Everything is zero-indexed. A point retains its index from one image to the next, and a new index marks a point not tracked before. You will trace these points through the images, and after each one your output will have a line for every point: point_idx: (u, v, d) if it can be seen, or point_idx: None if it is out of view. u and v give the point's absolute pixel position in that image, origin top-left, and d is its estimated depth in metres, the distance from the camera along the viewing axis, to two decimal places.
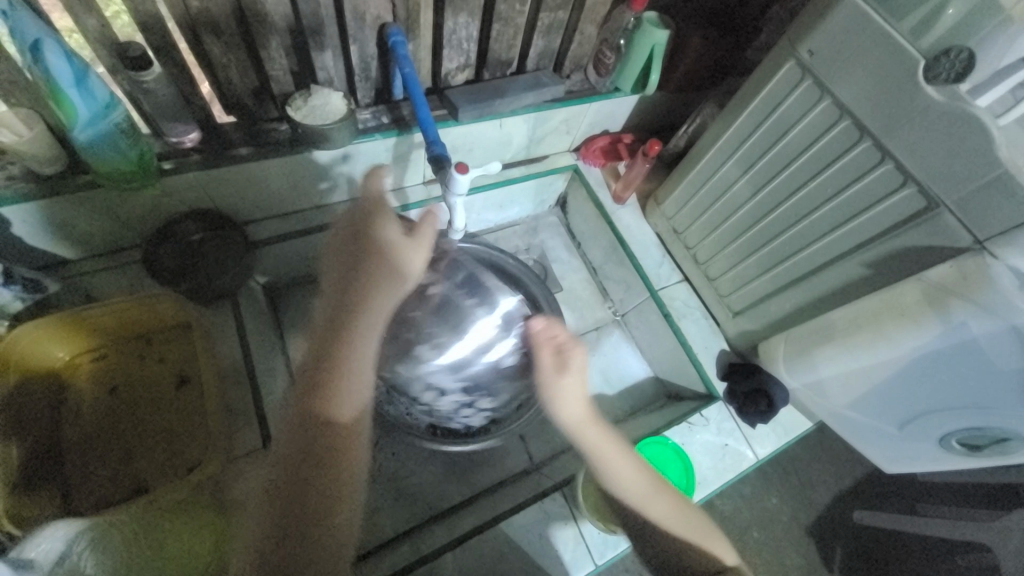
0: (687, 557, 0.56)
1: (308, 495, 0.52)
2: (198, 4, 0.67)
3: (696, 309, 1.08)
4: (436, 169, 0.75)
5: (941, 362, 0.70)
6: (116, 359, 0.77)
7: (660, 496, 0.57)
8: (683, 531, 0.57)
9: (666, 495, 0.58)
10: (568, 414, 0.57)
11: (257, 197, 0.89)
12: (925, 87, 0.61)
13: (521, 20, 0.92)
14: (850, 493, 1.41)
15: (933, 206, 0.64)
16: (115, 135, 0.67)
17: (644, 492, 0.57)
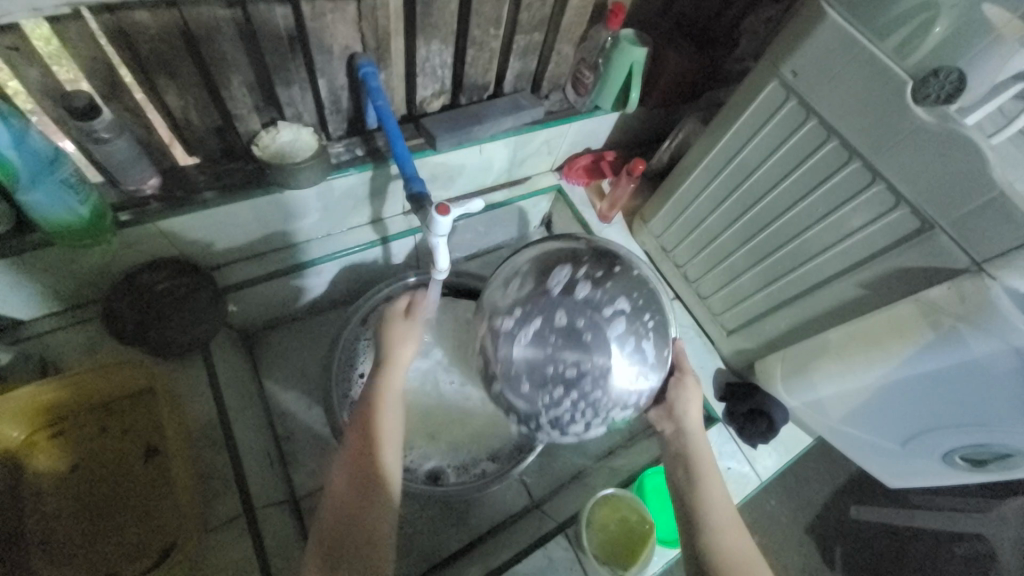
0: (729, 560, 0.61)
1: (353, 564, 0.55)
2: (149, 46, 0.62)
3: (689, 327, 1.06)
4: (415, 208, 0.71)
5: (942, 381, 0.69)
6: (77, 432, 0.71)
7: (728, 505, 0.66)
8: (732, 541, 0.63)
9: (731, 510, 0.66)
10: (687, 414, 0.73)
11: (227, 242, 0.84)
12: (914, 109, 0.60)
13: (496, 44, 0.89)
14: (847, 491, 1.41)
15: (926, 227, 0.63)
16: (64, 192, 0.61)
17: (717, 493, 0.67)
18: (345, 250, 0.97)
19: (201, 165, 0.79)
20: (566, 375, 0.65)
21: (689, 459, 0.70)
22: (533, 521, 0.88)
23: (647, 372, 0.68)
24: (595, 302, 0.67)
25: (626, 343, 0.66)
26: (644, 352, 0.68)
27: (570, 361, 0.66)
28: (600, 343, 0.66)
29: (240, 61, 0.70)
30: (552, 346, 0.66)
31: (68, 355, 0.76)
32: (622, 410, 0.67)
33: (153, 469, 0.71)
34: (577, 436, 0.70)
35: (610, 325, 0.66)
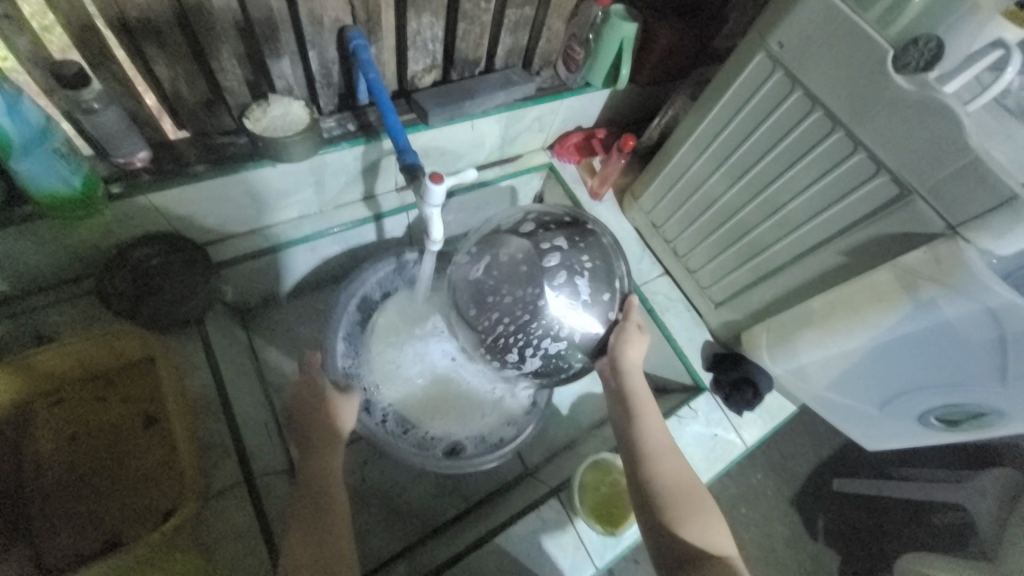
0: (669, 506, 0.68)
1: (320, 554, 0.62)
2: (138, 14, 0.62)
3: (679, 302, 1.09)
4: (409, 179, 0.72)
5: (916, 343, 0.72)
6: (76, 402, 0.72)
7: (668, 456, 0.73)
8: (672, 487, 0.70)
9: (670, 458, 0.73)
10: (631, 362, 0.77)
11: (221, 216, 0.84)
12: (895, 78, 0.62)
13: (487, 18, 0.89)
14: (828, 462, 1.46)
15: (905, 193, 0.65)
16: (56, 162, 0.61)
17: (657, 446, 0.73)
18: (338, 226, 0.97)
19: (191, 139, 0.78)
20: (505, 299, 0.74)
21: (628, 400, 0.76)
22: (528, 488, 0.91)
23: (578, 308, 0.73)
24: (534, 242, 0.74)
25: (559, 276, 0.72)
26: (576, 287, 0.72)
27: (506, 286, 0.74)
28: (533, 273, 0.73)
29: (230, 31, 0.69)
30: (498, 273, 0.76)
31: (61, 328, 0.76)
32: (553, 340, 0.73)
33: (152, 438, 0.72)
34: (515, 365, 0.78)
35: (543, 258, 0.73)
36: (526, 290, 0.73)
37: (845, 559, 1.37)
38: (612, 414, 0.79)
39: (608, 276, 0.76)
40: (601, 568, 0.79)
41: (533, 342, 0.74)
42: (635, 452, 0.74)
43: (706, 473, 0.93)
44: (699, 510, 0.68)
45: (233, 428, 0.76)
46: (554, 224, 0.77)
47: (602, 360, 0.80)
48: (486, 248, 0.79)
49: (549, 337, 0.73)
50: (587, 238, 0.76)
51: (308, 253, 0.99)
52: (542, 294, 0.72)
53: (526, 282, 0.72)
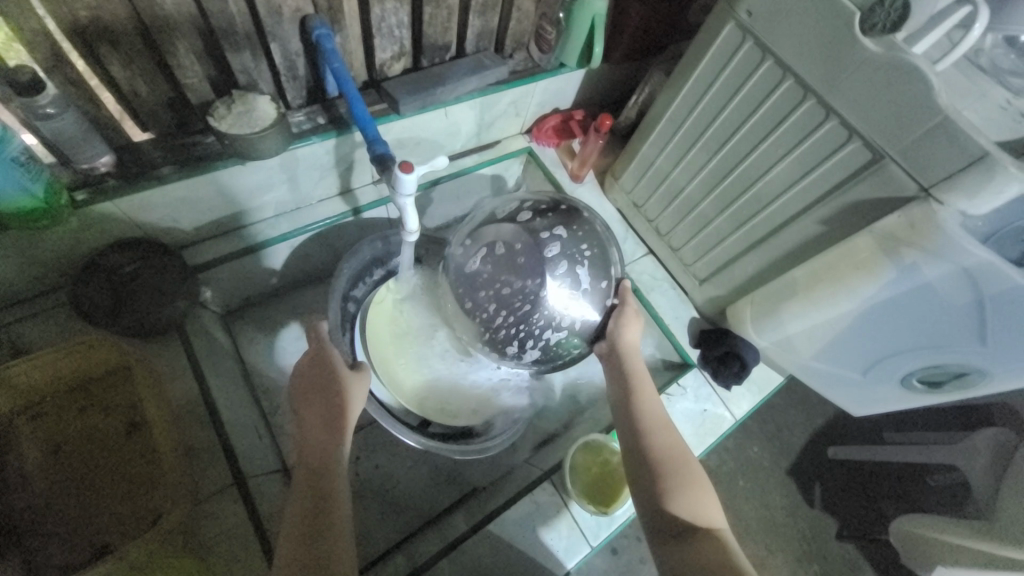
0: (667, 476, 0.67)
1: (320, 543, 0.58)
2: (86, 13, 0.60)
3: (664, 281, 1.09)
4: (380, 170, 0.70)
5: (897, 305, 0.73)
6: (57, 415, 0.71)
7: (667, 431, 0.73)
8: (671, 461, 0.69)
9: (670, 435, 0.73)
10: (626, 341, 0.79)
11: (193, 219, 0.83)
12: (863, 41, 0.61)
13: (453, 1, 0.87)
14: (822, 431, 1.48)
15: (878, 157, 0.65)
16: (15, 171, 0.60)
17: (655, 422, 0.74)
18: (316, 223, 0.96)
19: (156, 141, 0.76)
20: (505, 291, 0.74)
21: (626, 379, 0.78)
22: (522, 473, 0.91)
23: (577, 298, 0.75)
24: (533, 232, 0.74)
25: (561, 267, 0.73)
26: (576, 278, 0.74)
27: (507, 278, 0.73)
28: (534, 264, 0.72)
29: (185, 26, 0.67)
30: (493, 264, 0.75)
31: (38, 341, 0.75)
32: (554, 330, 0.74)
33: (138, 444, 0.71)
34: (515, 355, 0.79)
35: (544, 250, 0.73)
36: (525, 281, 0.72)
37: (843, 525, 1.39)
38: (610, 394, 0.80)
39: (606, 264, 0.77)
40: (597, 546, 0.80)
41: (535, 333, 0.75)
42: (630, 428, 0.74)
43: (697, 448, 0.94)
44: (699, 484, 0.67)
45: (219, 430, 0.76)
46: (549, 213, 0.77)
47: (600, 345, 0.82)
48: (481, 237, 0.78)
49: (550, 328, 0.74)
50: (583, 225, 0.77)
51: (287, 251, 0.97)
52: (545, 286, 0.72)
53: (526, 274, 0.72)
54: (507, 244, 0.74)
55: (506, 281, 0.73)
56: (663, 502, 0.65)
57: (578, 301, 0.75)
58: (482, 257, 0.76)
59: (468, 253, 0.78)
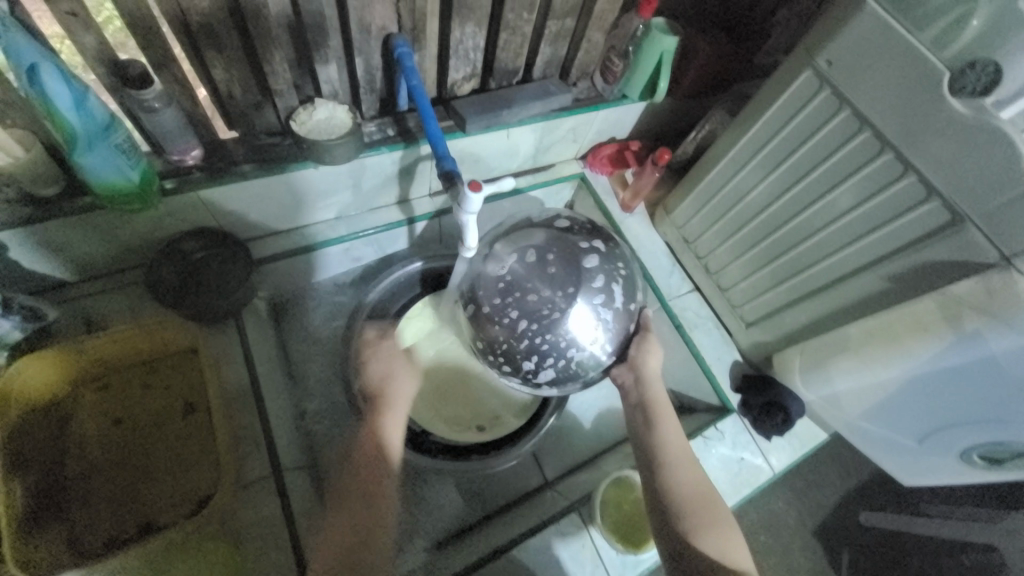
0: (687, 522, 0.66)
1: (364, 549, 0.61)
2: (199, 19, 0.64)
3: (708, 319, 1.07)
4: (447, 186, 0.73)
5: (967, 376, 0.69)
6: (122, 388, 0.74)
7: (692, 468, 0.71)
8: (697, 506, 0.68)
9: (696, 473, 0.71)
10: (648, 370, 0.76)
11: (264, 214, 0.87)
12: (950, 102, 0.59)
13: (528, 29, 0.90)
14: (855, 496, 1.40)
15: (957, 219, 0.63)
16: (118, 156, 0.64)
17: (682, 457, 0.72)
18: (372, 229, 1.00)
19: (240, 139, 0.81)
20: (533, 299, 0.69)
21: (649, 412, 0.75)
22: (547, 500, 0.90)
23: (605, 317, 0.70)
24: (573, 243, 0.71)
25: (596, 282, 0.69)
26: (608, 298, 0.70)
27: (538, 285, 0.69)
28: (570, 274, 0.69)
29: (282, 36, 0.72)
30: (525, 269, 0.71)
31: (111, 314, 0.79)
32: (578, 350, 0.69)
33: (189, 426, 0.74)
34: (530, 371, 0.72)
35: (580, 260, 0.70)
36: (554, 291, 0.68)
37: None
38: (630, 422, 0.77)
39: (634, 290, 0.74)
40: None
41: (557, 350, 0.68)
42: (653, 467, 0.72)
43: (732, 498, 0.91)
44: (725, 533, 0.66)
45: (264, 423, 0.78)
46: (587, 227, 0.76)
47: (620, 371, 0.76)
48: (511, 240, 0.73)
49: (573, 345, 0.69)
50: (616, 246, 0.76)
51: (344, 263, 1.03)
52: (576, 299, 0.68)
53: (557, 282, 0.68)
54: (543, 251, 0.71)
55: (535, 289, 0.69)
56: (689, 549, 0.64)
57: (606, 321, 0.70)
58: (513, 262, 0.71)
59: (493, 256, 0.74)
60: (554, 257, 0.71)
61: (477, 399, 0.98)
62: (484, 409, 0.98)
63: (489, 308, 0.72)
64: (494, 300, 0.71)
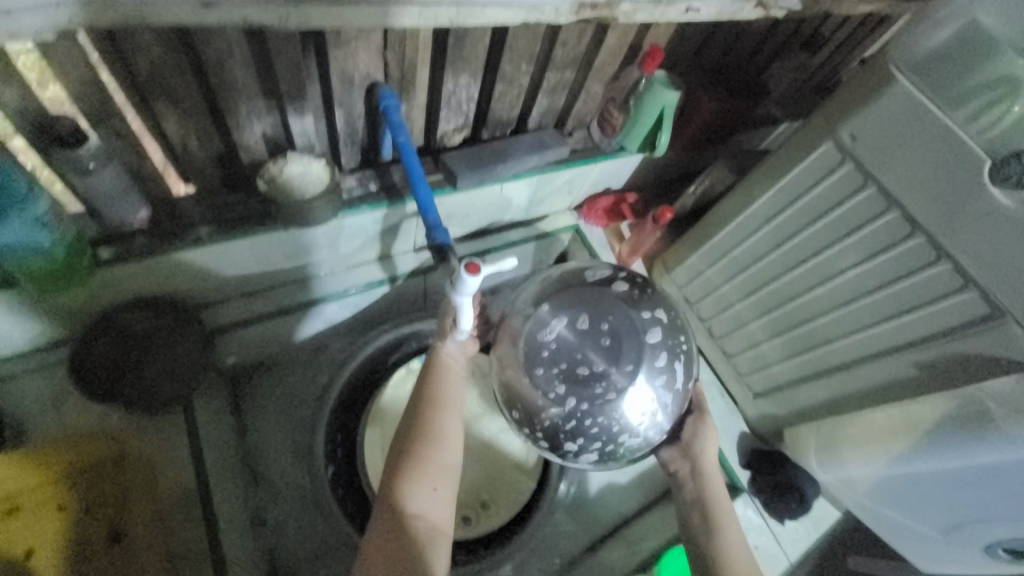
0: None
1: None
2: (150, 69, 0.55)
3: (711, 385, 1.00)
4: (439, 260, 0.65)
5: (1004, 477, 0.63)
6: (31, 512, 0.60)
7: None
8: None
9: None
10: (707, 457, 0.71)
11: (222, 281, 0.75)
12: (991, 190, 0.55)
13: (526, 80, 0.83)
14: None
15: (997, 313, 0.58)
16: (40, 230, 0.53)
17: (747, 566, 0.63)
18: (349, 290, 0.89)
19: (197, 197, 0.70)
20: (588, 372, 0.62)
21: (707, 506, 0.68)
22: None
23: (665, 400, 0.63)
24: (634, 314, 0.65)
25: (656, 361, 0.63)
26: (669, 378, 0.64)
27: (595, 357, 0.62)
28: (630, 349, 0.63)
29: (251, 87, 0.62)
30: (579, 338, 0.64)
31: (32, 409, 0.67)
32: (631, 435, 0.62)
33: (117, 554, 0.61)
34: (574, 452, 0.64)
35: (643, 334, 0.64)
36: (610, 367, 0.62)
37: None
38: (683, 518, 0.70)
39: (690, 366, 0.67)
40: None
41: (607, 433, 0.62)
42: (712, 572, 0.64)
43: None
44: None
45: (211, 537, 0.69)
46: (645, 289, 0.69)
47: (672, 453, 0.73)
48: (563, 304, 0.66)
49: (625, 428, 0.62)
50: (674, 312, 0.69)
51: (322, 325, 0.91)
52: (634, 378, 0.62)
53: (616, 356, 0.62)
54: (601, 320, 0.64)
55: (591, 360, 0.63)
56: None
57: (664, 401, 0.64)
58: (565, 329, 0.64)
59: (540, 319, 0.66)
60: (613, 329, 0.64)
61: (467, 482, 0.87)
62: (472, 494, 0.87)
63: (531, 377, 0.63)
64: (540, 368, 0.63)
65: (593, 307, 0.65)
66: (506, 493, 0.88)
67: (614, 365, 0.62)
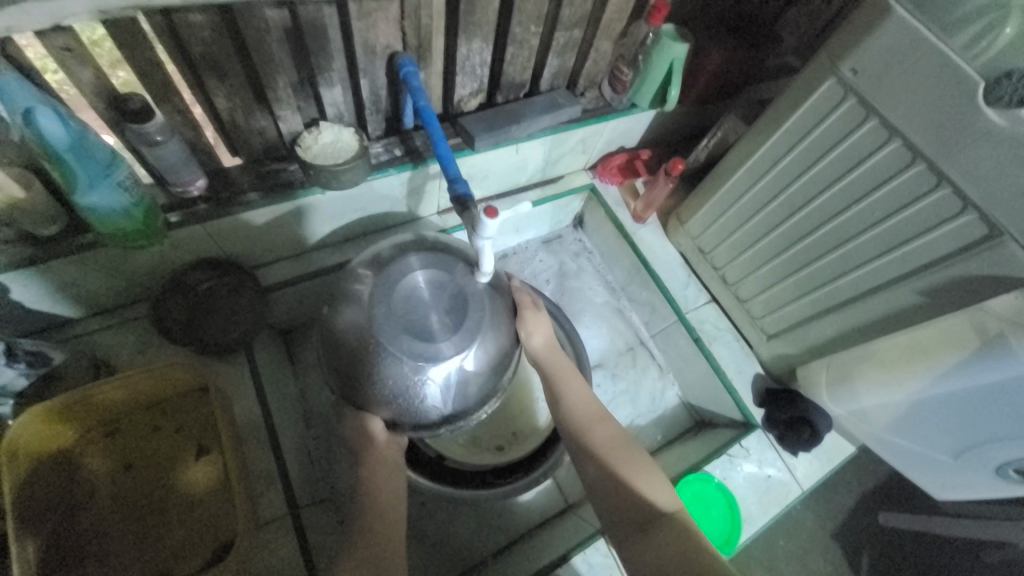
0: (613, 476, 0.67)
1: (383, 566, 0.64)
2: (201, 48, 0.62)
3: (727, 331, 1.05)
4: (459, 211, 0.70)
5: (1008, 393, 0.65)
6: (129, 433, 0.72)
7: (600, 425, 0.73)
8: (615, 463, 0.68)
9: (605, 428, 0.73)
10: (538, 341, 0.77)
11: (267, 241, 0.85)
12: (986, 112, 0.57)
13: (536, 41, 0.87)
14: (875, 494, 1.31)
15: (995, 233, 0.61)
16: (118, 195, 0.62)
17: (594, 418, 0.74)
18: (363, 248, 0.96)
19: (245, 166, 0.79)
20: (432, 339, 0.65)
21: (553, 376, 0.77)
22: (572, 525, 0.87)
23: (499, 339, 0.72)
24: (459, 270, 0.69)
25: (475, 318, 0.67)
26: (499, 318, 0.71)
27: (438, 323, 0.65)
28: (461, 305, 0.67)
29: (285, 62, 0.69)
30: (420, 306, 0.66)
31: (121, 353, 0.78)
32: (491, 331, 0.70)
33: (205, 470, 0.72)
34: (435, 415, 0.69)
35: (480, 301, 0.69)
36: (451, 290, 0.68)
37: None
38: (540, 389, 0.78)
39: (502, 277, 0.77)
40: None
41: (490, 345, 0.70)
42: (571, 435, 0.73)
43: (760, 519, 0.89)
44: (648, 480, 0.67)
45: (278, 459, 0.78)
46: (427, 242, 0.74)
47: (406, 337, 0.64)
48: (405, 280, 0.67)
49: (474, 384, 0.70)
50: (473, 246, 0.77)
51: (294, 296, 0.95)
52: (472, 329, 0.67)
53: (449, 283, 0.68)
54: (440, 286, 0.67)
55: (433, 331, 0.65)
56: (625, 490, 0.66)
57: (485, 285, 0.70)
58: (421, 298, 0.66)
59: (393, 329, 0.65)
60: (444, 289, 0.67)
61: (499, 420, 0.97)
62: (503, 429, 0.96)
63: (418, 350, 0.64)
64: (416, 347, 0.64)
65: (425, 266, 0.68)
66: (528, 437, 0.95)
67: (464, 334, 0.66)
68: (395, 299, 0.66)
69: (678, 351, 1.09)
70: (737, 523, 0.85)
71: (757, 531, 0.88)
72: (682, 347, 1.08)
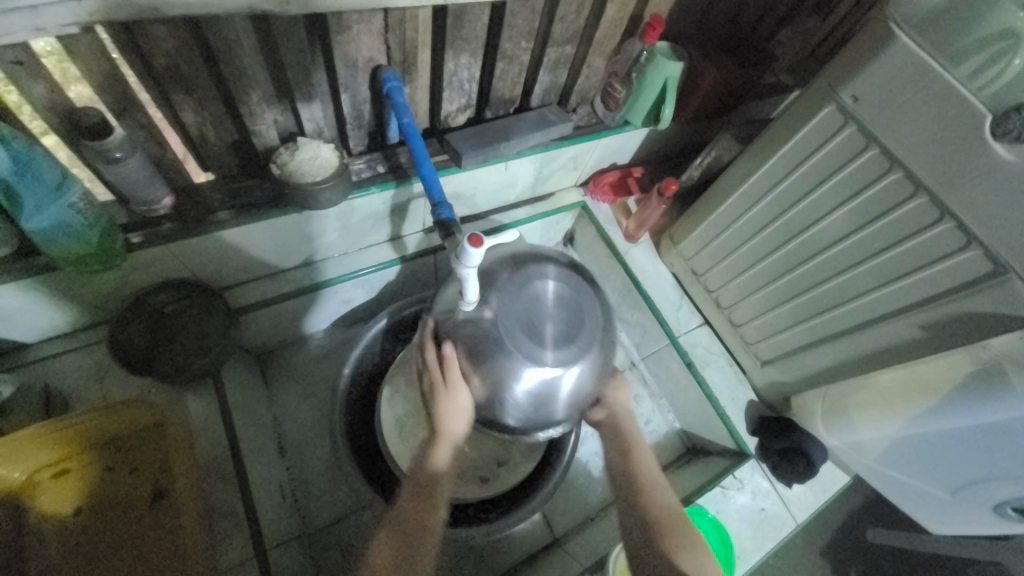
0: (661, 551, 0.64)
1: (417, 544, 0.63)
2: (164, 61, 0.57)
3: (720, 356, 1.02)
4: (445, 236, 0.67)
5: (1011, 434, 0.63)
6: (83, 472, 0.67)
7: (660, 493, 0.70)
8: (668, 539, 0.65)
9: (665, 498, 0.70)
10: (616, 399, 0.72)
11: (241, 261, 0.80)
12: (993, 146, 0.55)
13: (526, 57, 0.84)
14: (863, 511, 1.29)
15: (1000, 271, 0.58)
16: (69, 217, 0.57)
17: (655, 483, 0.70)
18: (360, 271, 0.94)
19: (216, 182, 0.74)
20: (541, 342, 0.60)
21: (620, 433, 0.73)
22: (559, 563, 0.84)
23: (591, 393, 0.66)
24: (593, 306, 0.65)
25: (592, 335, 0.63)
26: (605, 374, 0.66)
27: (553, 329, 0.61)
28: (583, 336, 0.62)
29: (260, 76, 0.65)
30: (536, 309, 0.62)
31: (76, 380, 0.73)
32: (602, 352, 0.64)
33: (160, 517, 0.67)
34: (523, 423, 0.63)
35: (595, 319, 0.64)
36: (568, 304, 0.63)
37: None
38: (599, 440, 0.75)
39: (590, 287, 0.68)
40: None
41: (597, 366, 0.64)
42: (628, 495, 0.70)
43: (753, 554, 0.86)
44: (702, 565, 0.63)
45: (245, 493, 0.74)
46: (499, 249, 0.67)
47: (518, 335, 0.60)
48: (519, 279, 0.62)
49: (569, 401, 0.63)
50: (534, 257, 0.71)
51: (269, 316, 0.90)
52: (580, 362, 0.62)
53: (562, 296, 0.63)
54: (562, 297, 0.63)
55: (544, 335, 0.60)
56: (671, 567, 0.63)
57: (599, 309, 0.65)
58: (538, 301, 0.62)
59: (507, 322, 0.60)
60: (565, 302, 0.63)
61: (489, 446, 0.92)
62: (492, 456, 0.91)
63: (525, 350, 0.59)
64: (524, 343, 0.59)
65: (556, 279, 0.64)
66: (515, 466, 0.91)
67: (576, 347, 0.61)
68: (502, 296, 0.61)
69: (669, 374, 1.06)
70: (730, 559, 0.82)
71: (750, 567, 0.86)
72: (673, 370, 1.05)
